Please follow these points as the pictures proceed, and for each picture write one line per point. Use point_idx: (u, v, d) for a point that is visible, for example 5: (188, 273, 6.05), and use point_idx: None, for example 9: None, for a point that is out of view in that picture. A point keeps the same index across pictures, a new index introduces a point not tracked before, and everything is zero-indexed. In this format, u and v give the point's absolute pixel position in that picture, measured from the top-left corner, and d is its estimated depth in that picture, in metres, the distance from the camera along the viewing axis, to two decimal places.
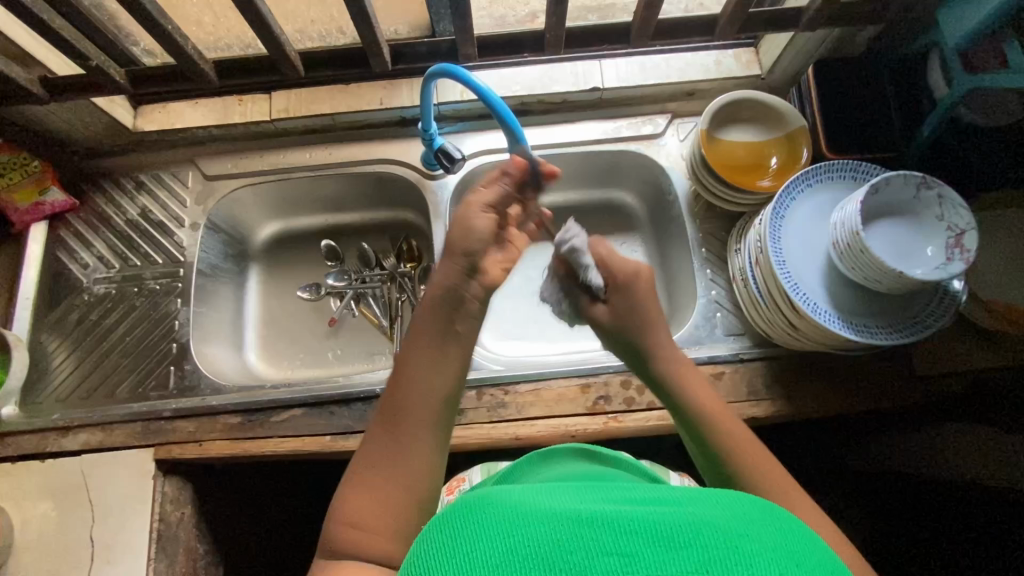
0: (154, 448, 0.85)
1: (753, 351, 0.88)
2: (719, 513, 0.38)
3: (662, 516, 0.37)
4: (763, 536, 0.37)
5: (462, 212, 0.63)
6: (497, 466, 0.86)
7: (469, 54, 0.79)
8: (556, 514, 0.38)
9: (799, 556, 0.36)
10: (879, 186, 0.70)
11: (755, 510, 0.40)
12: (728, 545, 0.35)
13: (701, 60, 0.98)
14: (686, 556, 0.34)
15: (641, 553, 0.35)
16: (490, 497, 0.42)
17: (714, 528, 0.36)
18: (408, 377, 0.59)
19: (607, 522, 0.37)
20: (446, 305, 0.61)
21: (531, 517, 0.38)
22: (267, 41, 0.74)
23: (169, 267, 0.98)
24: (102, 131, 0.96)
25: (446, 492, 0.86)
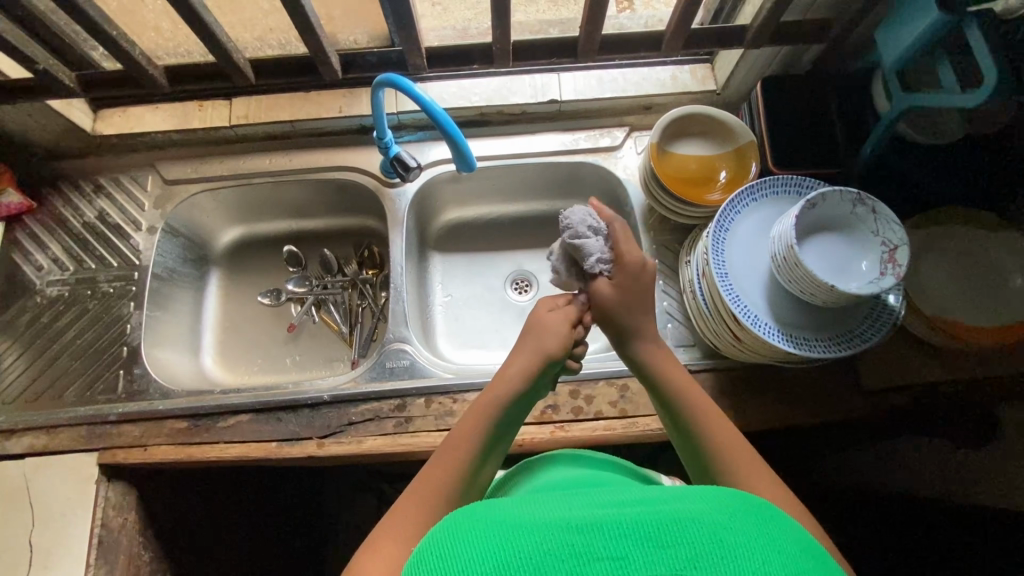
0: (98, 452, 0.85)
1: (701, 362, 0.89)
2: (701, 509, 0.42)
3: (648, 517, 0.41)
4: (742, 524, 0.41)
5: (539, 319, 0.72)
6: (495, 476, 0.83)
7: (419, 64, 0.81)
8: (549, 523, 0.41)
9: (776, 539, 0.41)
10: (815, 201, 0.72)
11: (733, 501, 0.44)
12: (711, 538, 0.39)
13: (657, 75, 1.00)
14: (672, 553, 0.38)
15: (631, 556, 0.38)
16: (481, 510, 0.44)
17: (696, 524, 0.40)
18: (467, 441, 0.62)
19: (596, 527, 0.40)
20: (516, 392, 0.67)
21: (526, 526, 0.41)
22: (214, 49, 0.74)
23: (124, 271, 0.97)
24: (61, 134, 0.96)
25: None
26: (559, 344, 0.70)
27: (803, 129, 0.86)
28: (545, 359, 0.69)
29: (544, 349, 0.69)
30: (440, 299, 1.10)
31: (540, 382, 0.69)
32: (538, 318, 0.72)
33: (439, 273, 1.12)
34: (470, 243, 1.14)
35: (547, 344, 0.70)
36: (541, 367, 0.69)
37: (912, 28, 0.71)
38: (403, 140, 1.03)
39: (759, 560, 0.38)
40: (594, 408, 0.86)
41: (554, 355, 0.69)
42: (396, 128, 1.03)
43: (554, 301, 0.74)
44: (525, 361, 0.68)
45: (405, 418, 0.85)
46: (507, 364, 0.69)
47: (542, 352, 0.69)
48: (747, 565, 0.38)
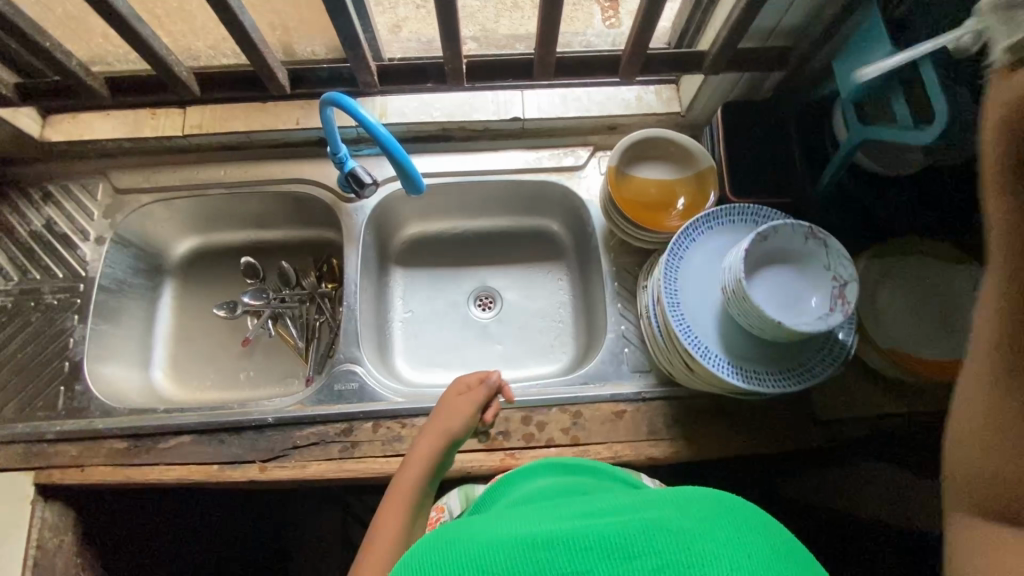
0: (34, 471, 0.83)
1: (656, 390, 0.87)
2: (675, 514, 0.41)
3: (615, 527, 0.40)
4: (713, 527, 0.40)
5: (447, 405, 0.77)
6: (475, 490, 0.79)
7: (369, 81, 0.78)
8: (514, 540, 0.40)
9: (751, 544, 0.39)
10: (767, 234, 0.70)
11: (715, 502, 0.42)
12: (678, 545, 0.38)
13: (621, 95, 0.99)
14: (641, 565, 0.37)
15: (598, 569, 0.38)
16: (455, 531, 0.43)
17: (668, 532, 0.39)
18: (394, 511, 0.66)
19: (562, 541, 0.39)
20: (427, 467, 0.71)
21: (494, 540, 0.41)
22: (154, 61, 0.72)
23: (69, 282, 0.94)
24: (6, 140, 0.93)
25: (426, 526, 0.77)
26: (460, 427, 0.74)
27: (762, 156, 0.85)
28: (447, 440, 0.74)
29: (450, 430, 0.74)
30: (400, 315, 1.09)
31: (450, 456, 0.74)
32: (447, 402, 0.77)
33: (400, 287, 1.11)
34: (433, 258, 1.13)
35: (451, 423, 0.75)
36: (448, 446, 0.74)
37: (869, 57, 0.69)
38: (362, 154, 1.01)
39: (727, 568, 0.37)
40: (545, 435, 0.84)
41: (460, 432, 0.75)
42: (356, 141, 1.01)
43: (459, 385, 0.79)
44: (436, 440, 0.73)
45: (351, 442, 0.83)
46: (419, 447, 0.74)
47: (446, 435, 0.74)
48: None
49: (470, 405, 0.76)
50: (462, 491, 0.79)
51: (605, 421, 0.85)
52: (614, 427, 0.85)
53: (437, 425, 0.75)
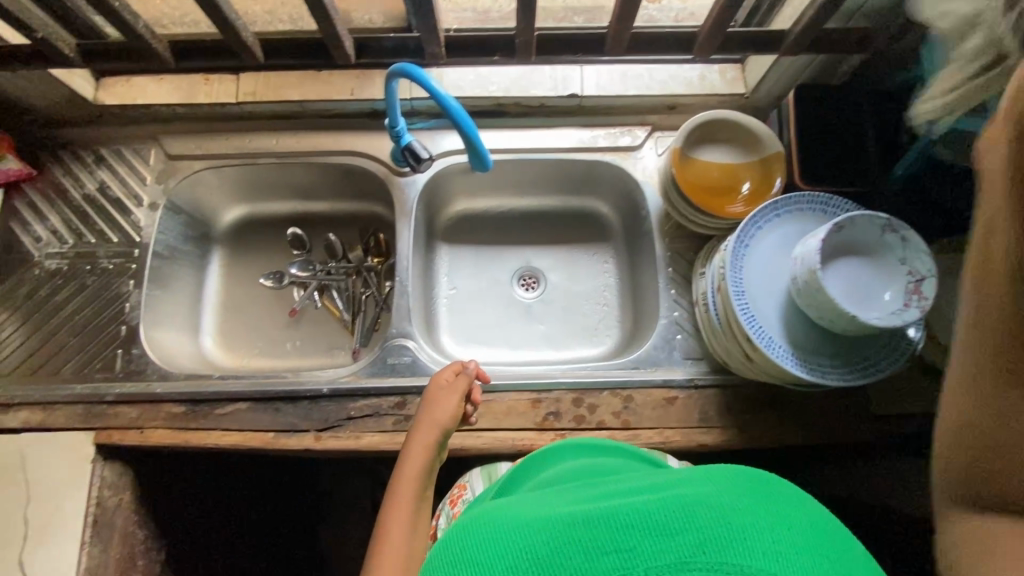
0: (95, 431, 0.84)
1: (708, 377, 0.87)
2: (712, 490, 0.37)
3: (652, 502, 0.36)
4: (751, 501, 0.36)
5: (430, 399, 0.78)
6: (498, 469, 0.80)
7: (436, 53, 0.74)
8: (548, 522, 0.37)
9: (791, 518, 0.35)
10: (843, 225, 0.68)
11: (757, 483, 0.39)
12: (719, 516, 0.34)
13: (684, 74, 0.96)
14: (683, 539, 0.33)
15: (638, 545, 0.33)
16: (486, 522, 0.41)
17: (708, 504, 0.35)
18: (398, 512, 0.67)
19: (598, 517, 0.36)
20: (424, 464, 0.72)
21: (527, 526, 0.38)
22: (222, 26, 0.69)
23: (124, 247, 0.95)
24: (61, 101, 0.92)
25: (450, 503, 0.79)
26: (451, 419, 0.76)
27: (835, 142, 0.82)
28: (438, 432, 0.75)
29: (442, 421, 0.75)
30: (445, 292, 1.09)
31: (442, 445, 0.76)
32: (432, 398, 0.78)
33: (445, 263, 1.11)
34: (478, 236, 1.12)
35: (443, 415, 0.76)
36: (442, 436, 0.75)
37: None
38: (415, 128, 1.00)
39: (775, 544, 0.33)
40: (596, 418, 0.84)
41: (452, 421, 0.77)
42: (409, 114, 1.00)
43: (441, 378, 0.80)
44: (428, 433, 0.75)
45: (404, 416, 0.84)
46: (410, 442, 0.74)
47: (437, 427, 0.75)
48: (764, 547, 0.32)
49: (454, 396, 0.78)
50: (484, 471, 0.80)
51: (657, 406, 0.85)
52: (666, 412, 0.85)
53: (428, 419, 0.76)
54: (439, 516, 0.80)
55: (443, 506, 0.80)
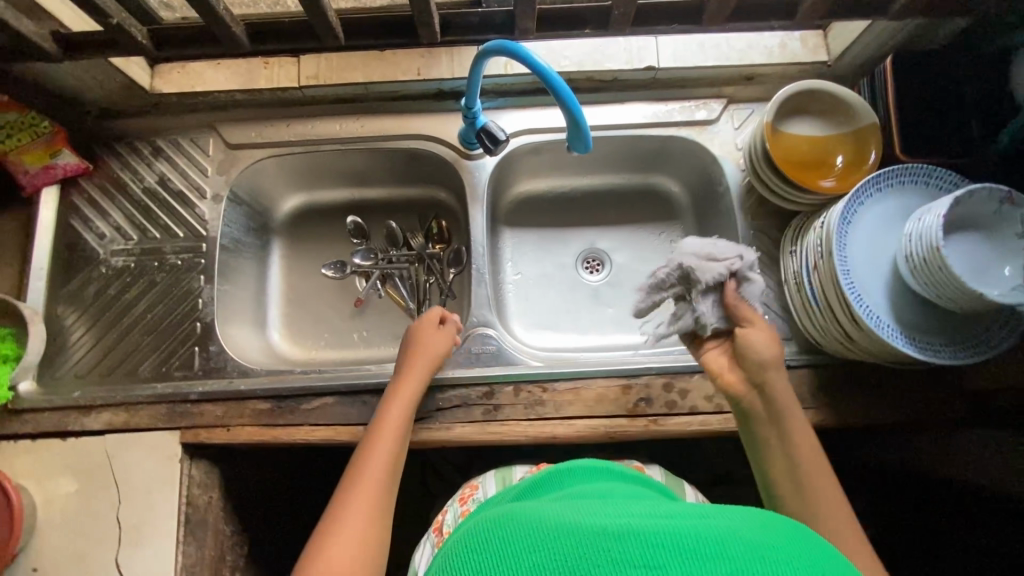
0: (180, 430, 0.83)
1: (799, 357, 0.85)
2: (743, 526, 0.39)
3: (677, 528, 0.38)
4: (784, 544, 0.38)
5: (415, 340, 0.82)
6: (512, 473, 0.80)
7: (527, 28, 0.71)
8: (579, 527, 0.39)
9: (818, 564, 0.37)
10: (962, 199, 0.66)
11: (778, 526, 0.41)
12: (752, 554, 0.36)
13: (764, 42, 0.92)
14: (714, 566, 0.35)
15: (665, 565, 0.36)
16: (506, 520, 0.42)
17: (739, 539, 0.37)
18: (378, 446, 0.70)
19: (631, 533, 0.38)
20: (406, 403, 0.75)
21: (557, 527, 0.39)
22: (308, 5, 0.65)
23: (191, 242, 0.92)
24: (118, 91, 0.88)
25: (458, 500, 0.79)
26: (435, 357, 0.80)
27: (933, 111, 0.80)
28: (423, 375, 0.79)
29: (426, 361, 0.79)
30: (511, 277, 1.07)
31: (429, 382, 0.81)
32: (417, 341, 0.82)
33: (509, 248, 1.08)
34: (541, 218, 1.10)
35: (426, 356, 0.80)
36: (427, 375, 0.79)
37: None
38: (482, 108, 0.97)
39: None
40: (689, 403, 0.83)
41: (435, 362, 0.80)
42: None
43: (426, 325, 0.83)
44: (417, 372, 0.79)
45: (494, 405, 0.83)
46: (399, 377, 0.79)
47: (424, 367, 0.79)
48: None
49: (439, 340, 0.82)
50: (498, 474, 0.80)
51: None
52: None
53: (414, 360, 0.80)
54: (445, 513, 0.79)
55: (451, 502, 0.79)
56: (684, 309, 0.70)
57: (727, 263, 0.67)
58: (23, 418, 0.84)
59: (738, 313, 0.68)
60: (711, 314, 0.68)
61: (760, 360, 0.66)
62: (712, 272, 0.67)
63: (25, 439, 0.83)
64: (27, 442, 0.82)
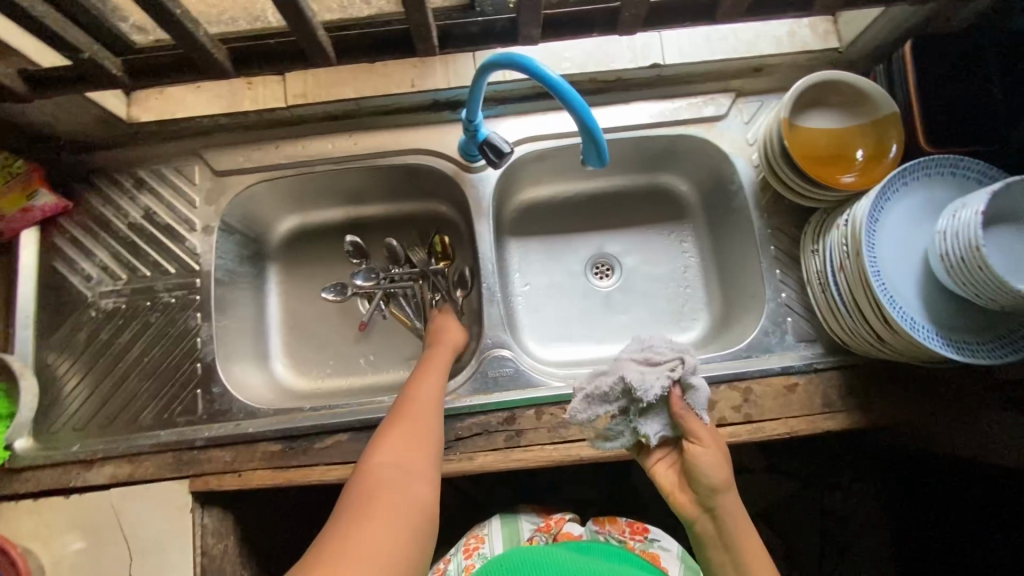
0: (189, 479, 0.79)
1: (826, 359, 0.83)
2: None
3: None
4: None
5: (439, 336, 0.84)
6: (519, 529, 0.77)
7: (531, 35, 0.66)
8: None
9: None
10: (999, 192, 0.63)
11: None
12: None
13: (772, 31, 0.88)
14: None
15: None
16: None
17: None
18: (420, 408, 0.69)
19: None
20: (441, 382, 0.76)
21: None
22: (296, 24, 0.60)
23: (184, 278, 0.88)
24: (93, 123, 0.83)
25: (463, 552, 0.76)
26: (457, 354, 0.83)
27: (956, 97, 0.76)
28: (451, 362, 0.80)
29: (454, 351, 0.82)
30: (520, 289, 1.03)
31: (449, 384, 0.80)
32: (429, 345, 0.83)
33: (516, 260, 1.04)
34: (547, 225, 1.06)
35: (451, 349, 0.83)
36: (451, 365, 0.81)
37: None
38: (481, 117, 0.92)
39: None
40: (717, 414, 0.80)
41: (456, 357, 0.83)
42: None
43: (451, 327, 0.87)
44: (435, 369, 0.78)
45: (516, 431, 0.80)
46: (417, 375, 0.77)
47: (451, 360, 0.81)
48: None
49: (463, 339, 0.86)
50: (505, 527, 0.78)
51: (778, 396, 0.81)
52: (788, 401, 0.81)
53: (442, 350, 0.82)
54: (446, 560, 0.77)
55: (454, 550, 0.77)
56: (627, 420, 0.71)
57: (669, 369, 0.66)
58: (23, 477, 0.79)
59: (684, 429, 0.67)
60: (655, 430, 0.69)
61: (710, 488, 0.65)
62: (654, 385, 0.65)
63: (26, 499, 0.78)
64: (29, 502, 0.78)
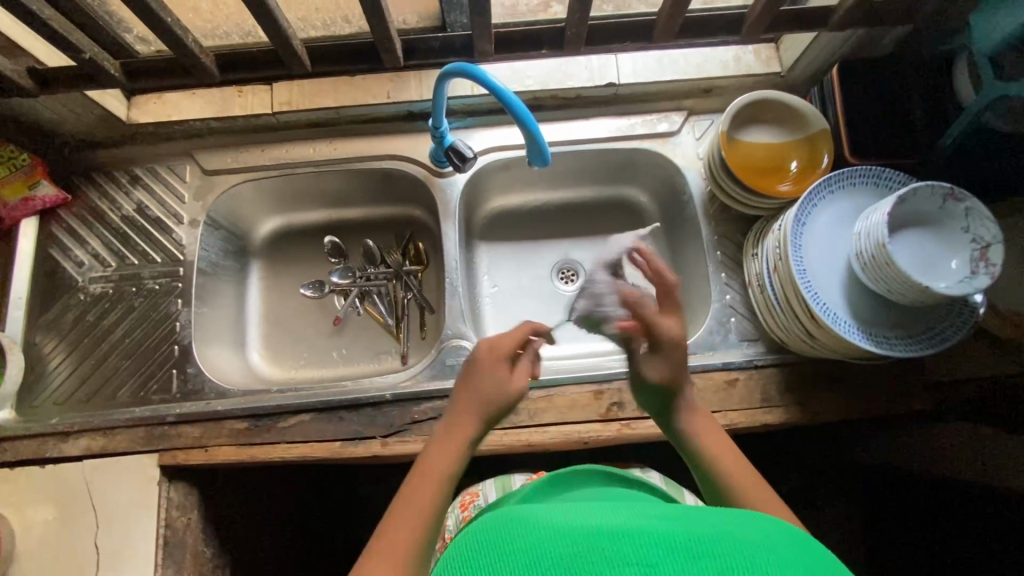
0: (158, 453, 0.83)
1: (766, 356, 0.88)
2: (733, 531, 0.39)
3: (678, 530, 0.39)
4: (773, 544, 0.39)
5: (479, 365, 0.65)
6: (511, 482, 0.82)
7: (485, 50, 0.74)
8: (583, 530, 0.40)
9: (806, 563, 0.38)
10: (906, 197, 0.69)
11: (777, 537, 0.40)
12: (738, 553, 0.37)
13: (719, 56, 0.96)
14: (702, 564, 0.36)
15: (662, 564, 0.36)
16: (527, 519, 0.43)
17: (725, 541, 0.38)
18: (429, 478, 0.57)
19: (629, 536, 0.38)
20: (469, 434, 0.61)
21: (559, 531, 0.40)
22: (274, 36, 0.69)
23: (168, 266, 0.94)
24: (96, 123, 0.91)
25: (459, 506, 0.81)
26: (502, 384, 0.64)
27: (878, 117, 0.83)
28: (488, 409, 0.63)
29: (493, 394, 0.63)
30: (488, 290, 1.09)
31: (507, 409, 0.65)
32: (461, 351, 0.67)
33: (485, 262, 1.10)
34: (515, 232, 1.12)
35: (490, 389, 0.63)
36: (491, 413, 0.63)
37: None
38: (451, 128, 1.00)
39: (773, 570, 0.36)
40: None
41: (500, 397, 0.64)
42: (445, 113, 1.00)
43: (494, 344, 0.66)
44: (472, 397, 0.63)
45: None
46: (451, 404, 0.64)
47: (488, 403, 0.63)
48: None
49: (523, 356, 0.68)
50: (498, 482, 0.82)
51: (718, 390, 0.85)
52: (727, 395, 0.85)
53: (477, 391, 0.63)
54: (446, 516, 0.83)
55: (452, 507, 0.82)
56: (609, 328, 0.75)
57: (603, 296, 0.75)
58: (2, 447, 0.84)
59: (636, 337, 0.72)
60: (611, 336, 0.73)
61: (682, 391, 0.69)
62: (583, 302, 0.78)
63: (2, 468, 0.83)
64: (4, 470, 0.82)
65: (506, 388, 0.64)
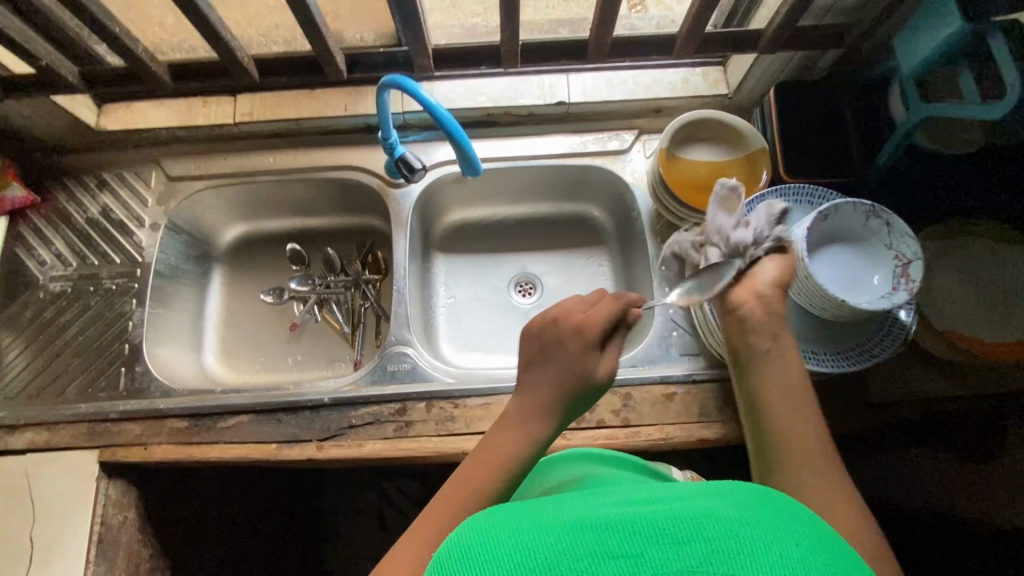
0: (99, 449, 0.85)
1: (707, 372, 0.87)
2: (726, 501, 0.36)
3: (662, 510, 0.35)
4: (765, 514, 0.36)
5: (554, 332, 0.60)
6: None
7: (425, 64, 0.78)
8: (558, 522, 0.35)
9: (806, 534, 0.35)
10: (828, 212, 0.70)
11: (781, 505, 0.37)
12: (729, 532, 0.33)
13: (668, 78, 0.99)
14: (690, 549, 0.32)
15: (647, 553, 0.32)
16: (501, 517, 0.37)
17: (715, 518, 0.34)
18: (493, 448, 0.55)
19: (607, 524, 0.34)
20: (549, 401, 0.58)
21: (536, 528, 0.35)
22: (220, 49, 0.73)
23: (127, 267, 0.97)
24: (65, 129, 0.95)
25: None
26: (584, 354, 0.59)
27: (814, 135, 0.85)
28: (567, 386, 0.58)
29: (571, 368, 0.59)
30: (443, 300, 1.10)
31: (579, 403, 0.60)
32: (531, 334, 0.62)
33: (443, 273, 1.12)
34: (474, 244, 1.14)
35: (567, 364, 0.59)
36: (571, 390, 0.59)
37: (937, 30, 0.68)
38: (409, 141, 1.03)
39: (776, 551, 0.33)
40: (596, 417, 0.85)
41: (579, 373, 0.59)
42: (402, 127, 1.03)
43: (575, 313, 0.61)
44: (548, 384, 0.58)
45: (405, 422, 0.85)
46: (522, 376, 0.61)
47: (565, 377, 0.59)
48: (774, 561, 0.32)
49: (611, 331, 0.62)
50: None
51: (655, 403, 0.86)
52: (664, 409, 0.85)
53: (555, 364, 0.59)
54: None
55: None
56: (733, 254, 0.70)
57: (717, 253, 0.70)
58: None
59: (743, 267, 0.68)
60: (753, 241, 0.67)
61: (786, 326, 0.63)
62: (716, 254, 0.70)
63: None
64: None
65: (588, 363, 0.59)
